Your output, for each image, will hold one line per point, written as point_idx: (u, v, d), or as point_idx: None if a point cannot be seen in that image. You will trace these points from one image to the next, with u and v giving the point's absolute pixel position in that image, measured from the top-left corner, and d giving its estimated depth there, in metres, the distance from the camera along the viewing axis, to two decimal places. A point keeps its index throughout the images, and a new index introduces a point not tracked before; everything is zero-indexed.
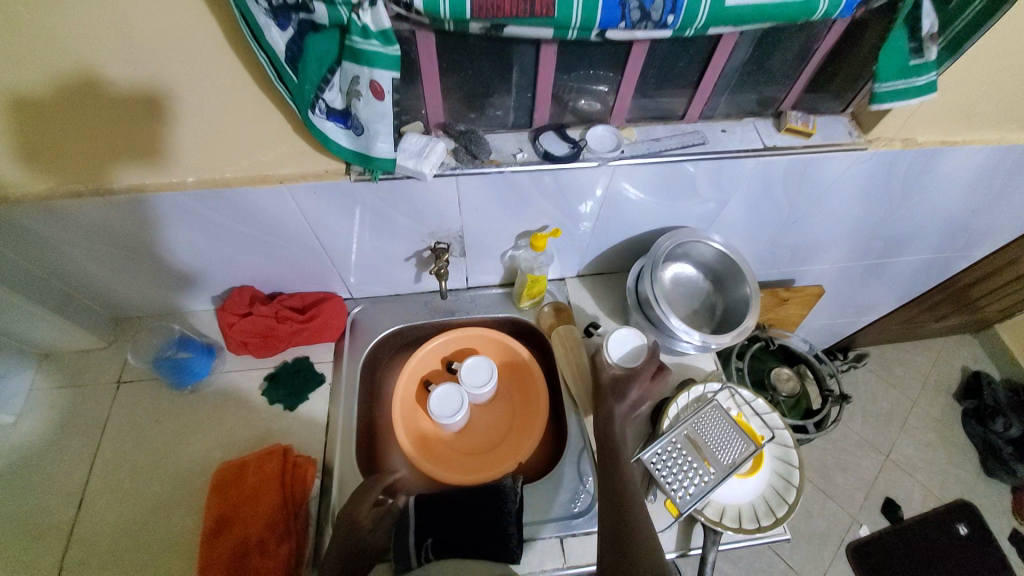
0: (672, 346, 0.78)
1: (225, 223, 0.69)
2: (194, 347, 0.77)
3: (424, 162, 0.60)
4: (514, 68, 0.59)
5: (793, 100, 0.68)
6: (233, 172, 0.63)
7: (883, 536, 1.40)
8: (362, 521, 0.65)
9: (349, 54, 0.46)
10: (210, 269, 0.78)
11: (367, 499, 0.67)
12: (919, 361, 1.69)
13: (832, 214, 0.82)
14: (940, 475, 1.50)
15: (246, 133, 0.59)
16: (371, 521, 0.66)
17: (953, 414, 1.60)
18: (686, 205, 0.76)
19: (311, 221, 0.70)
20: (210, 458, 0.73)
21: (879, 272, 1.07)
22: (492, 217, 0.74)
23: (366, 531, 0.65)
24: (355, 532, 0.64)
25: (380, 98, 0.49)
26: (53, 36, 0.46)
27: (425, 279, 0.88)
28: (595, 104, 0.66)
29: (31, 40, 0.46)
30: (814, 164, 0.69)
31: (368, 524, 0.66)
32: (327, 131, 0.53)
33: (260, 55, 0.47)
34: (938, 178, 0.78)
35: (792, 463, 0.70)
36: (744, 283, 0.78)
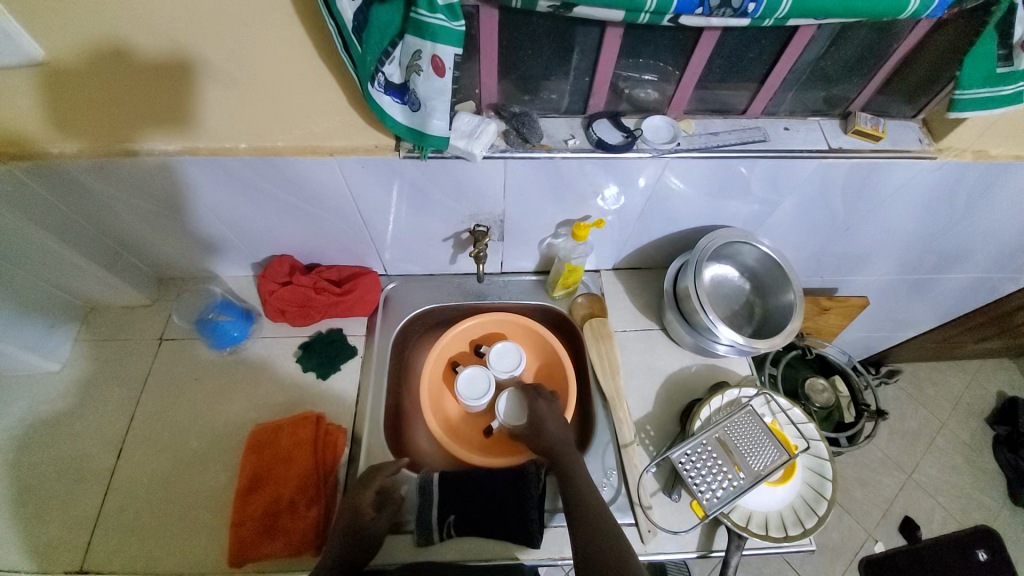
0: (708, 347, 0.76)
1: (271, 191, 0.69)
2: (234, 311, 0.79)
3: (475, 143, 0.59)
4: (574, 50, 0.57)
5: (864, 101, 0.64)
6: (284, 142, 0.63)
7: (897, 554, 1.37)
8: (363, 508, 0.66)
9: (414, 28, 0.45)
10: (254, 236, 0.79)
11: (368, 488, 0.67)
12: (952, 382, 1.63)
13: (887, 224, 0.78)
14: (964, 500, 1.45)
15: (301, 103, 0.58)
16: (373, 510, 0.66)
17: (984, 439, 1.54)
18: (736, 204, 0.73)
19: (354, 195, 0.70)
20: (244, 419, 0.76)
21: (925, 289, 1.02)
22: (535, 203, 0.73)
23: (368, 519, 0.66)
24: (359, 519, 0.65)
25: (440, 75, 0.48)
26: None
27: (460, 260, 0.88)
28: (652, 93, 0.64)
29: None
30: (879, 171, 0.65)
31: (369, 512, 0.66)
32: (383, 106, 0.52)
33: (329, 22, 0.46)
34: (1010, 194, 0.73)
35: (826, 476, 0.68)
36: (789, 289, 0.75)
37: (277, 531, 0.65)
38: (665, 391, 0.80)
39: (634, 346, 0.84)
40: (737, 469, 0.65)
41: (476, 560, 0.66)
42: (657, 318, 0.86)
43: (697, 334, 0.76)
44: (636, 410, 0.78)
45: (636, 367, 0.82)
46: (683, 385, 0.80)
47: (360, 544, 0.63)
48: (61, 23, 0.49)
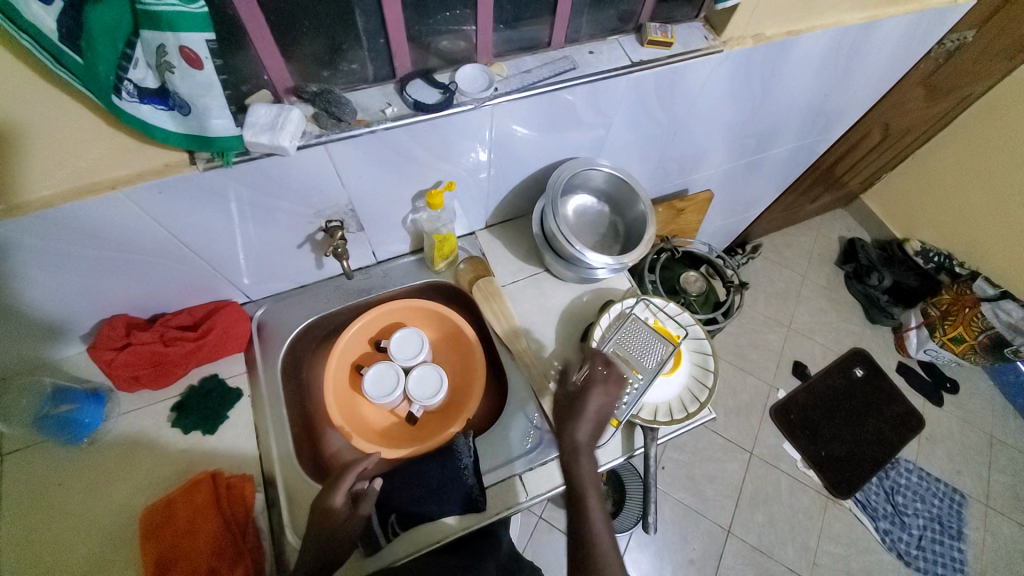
0: (587, 274, 0.80)
1: (64, 249, 0.58)
2: (77, 396, 0.70)
3: (281, 134, 0.53)
4: (356, 13, 0.53)
5: (649, 14, 0.69)
6: (51, 189, 0.52)
7: (797, 394, 1.61)
8: (334, 507, 0.64)
9: (145, 20, 0.39)
10: (68, 307, 0.67)
11: (333, 493, 0.65)
12: (803, 240, 1.90)
13: (707, 120, 0.86)
14: (833, 332, 1.73)
15: (51, 139, 0.49)
16: (346, 507, 0.65)
17: (837, 279, 1.83)
18: (573, 134, 0.76)
19: (171, 226, 0.62)
20: (133, 505, 0.67)
21: (758, 168, 1.16)
22: (380, 182, 0.69)
23: (331, 524, 0.63)
24: (326, 522, 0.63)
25: (198, 67, 0.42)
26: None
27: (327, 263, 0.82)
28: (458, 42, 0.62)
29: None
30: (679, 73, 0.71)
31: (340, 510, 0.64)
32: (144, 117, 0.45)
33: (20, 38, 0.36)
34: (793, 68, 0.83)
35: (706, 352, 0.77)
36: (639, 202, 0.80)
37: None
38: (563, 325, 0.83)
39: (525, 294, 0.85)
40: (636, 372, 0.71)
41: (433, 544, 0.67)
42: (539, 262, 0.89)
43: (573, 266, 0.80)
44: (540, 352, 0.81)
45: (532, 313, 0.84)
46: (577, 315, 0.84)
47: (332, 548, 0.61)
48: None
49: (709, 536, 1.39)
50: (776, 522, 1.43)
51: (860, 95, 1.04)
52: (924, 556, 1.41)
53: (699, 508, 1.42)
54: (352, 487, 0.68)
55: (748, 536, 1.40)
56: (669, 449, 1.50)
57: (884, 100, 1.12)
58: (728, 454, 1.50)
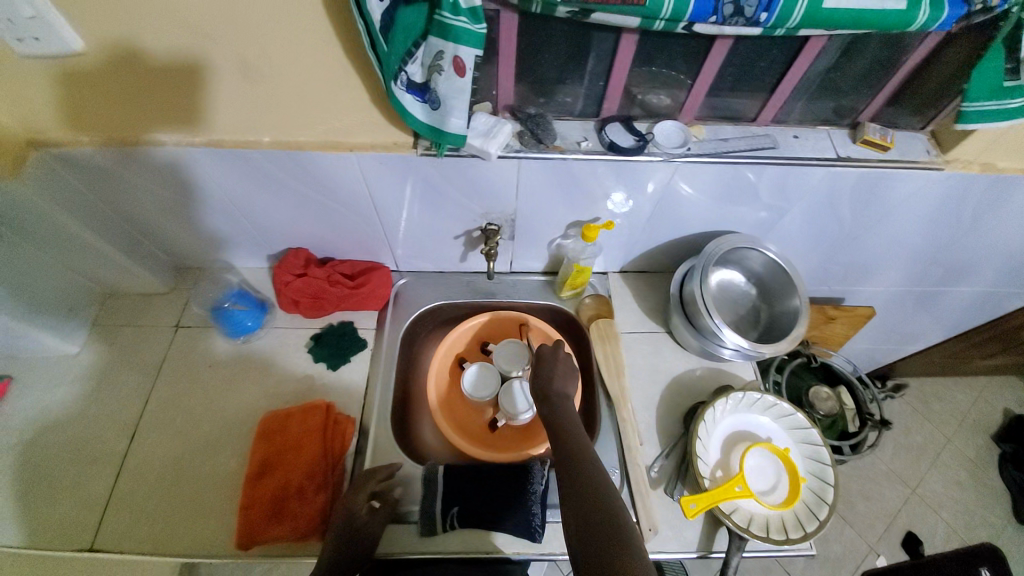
0: (713, 351, 0.77)
1: (293, 185, 0.71)
2: (249, 301, 0.82)
3: (491, 141, 0.61)
4: (590, 54, 0.59)
5: (872, 113, 0.66)
6: (307, 137, 0.65)
7: (903, 566, 1.34)
8: (358, 510, 0.65)
9: (436, 29, 0.47)
10: (272, 229, 0.81)
11: (360, 492, 0.67)
12: (960, 398, 1.62)
13: (895, 235, 0.78)
14: (970, 517, 1.44)
15: (324, 102, 0.61)
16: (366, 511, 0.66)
17: (992, 457, 1.53)
18: (745, 210, 0.74)
19: (371, 189, 0.72)
20: (255, 407, 0.77)
21: (932, 301, 1.03)
22: (545, 203, 0.74)
23: (362, 520, 0.65)
24: (354, 518, 0.65)
25: (460, 74, 0.50)
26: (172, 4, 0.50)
27: (470, 258, 0.89)
28: (665, 99, 0.65)
29: (151, 5, 0.50)
30: (885, 180, 0.66)
31: (363, 513, 0.65)
32: (405, 104, 0.54)
33: (358, 22, 0.47)
34: (1020, 207, 0.73)
35: (828, 481, 0.69)
36: (794, 295, 0.76)
37: (284, 517, 0.66)
38: (669, 391, 0.80)
39: (640, 348, 0.84)
40: (740, 483, 0.67)
41: (481, 553, 0.68)
42: (663, 321, 0.87)
43: (703, 338, 0.77)
44: (640, 411, 0.79)
45: (641, 368, 0.83)
46: (688, 388, 0.81)
47: (355, 543, 0.63)
48: (99, 16, 0.51)
49: None
50: None
51: None
52: None
53: None
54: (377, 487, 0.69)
55: None
56: None
57: None
58: None
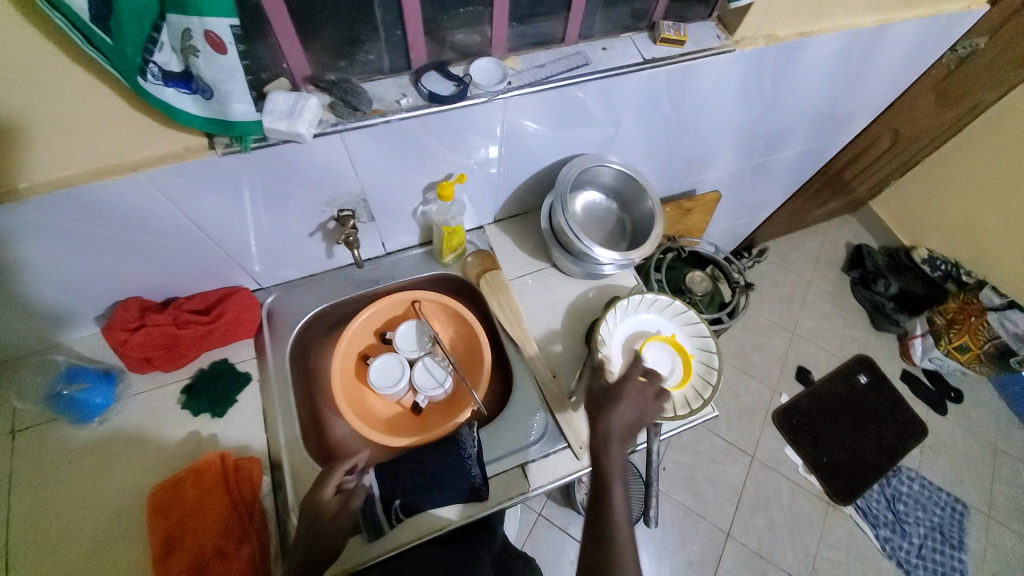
0: (595, 271, 0.81)
1: (85, 230, 0.59)
2: (88, 376, 0.70)
3: (298, 121, 0.54)
4: (374, 3, 0.55)
5: (663, 11, 0.69)
6: (70, 169, 0.53)
7: (802, 399, 1.61)
8: (323, 503, 0.64)
9: (172, 4, 0.41)
10: (85, 287, 0.68)
11: (325, 488, 0.65)
12: (810, 245, 1.90)
13: (717, 119, 0.86)
14: (839, 338, 1.73)
15: (72, 122, 0.50)
16: (333, 502, 0.65)
17: (843, 285, 1.83)
18: (584, 131, 0.76)
19: (186, 210, 0.63)
20: (141, 486, 0.68)
21: (766, 170, 1.16)
22: (389, 173, 0.70)
23: (329, 517, 0.63)
24: (319, 515, 0.63)
25: (222, 52, 0.44)
26: None
27: (337, 252, 0.84)
28: (472, 36, 0.63)
29: None
30: (692, 72, 0.71)
31: (329, 507, 0.64)
32: (168, 100, 0.47)
33: (52, 15, 0.38)
34: (805, 69, 0.83)
35: (711, 350, 0.78)
36: (647, 198, 0.81)
37: None
38: (569, 319, 0.84)
39: (532, 289, 0.86)
40: None
41: (434, 532, 0.68)
42: (547, 258, 0.89)
43: (581, 262, 0.81)
44: (546, 346, 0.82)
45: (537, 307, 0.85)
46: (583, 311, 0.85)
47: (320, 543, 0.61)
48: None
49: (708, 538, 1.39)
50: (777, 526, 1.42)
51: (870, 99, 1.03)
52: (924, 565, 1.41)
53: (700, 510, 1.42)
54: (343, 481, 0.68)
55: (747, 539, 1.40)
56: (670, 450, 1.51)
57: (895, 106, 1.12)
58: (730, 457, 1.50)
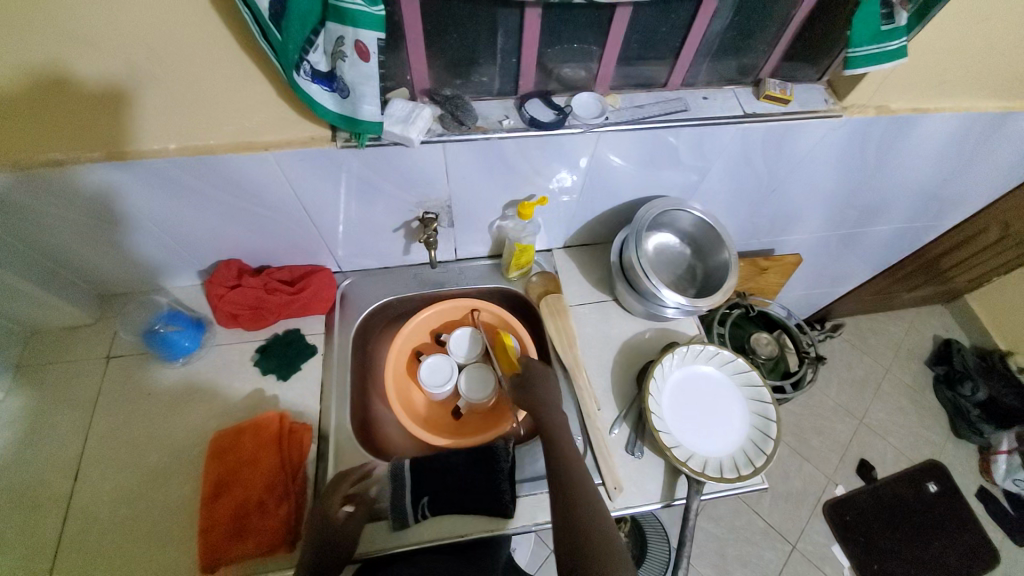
0: (657, 312, 0.81)
1: (213, 194, 0.68)
2: (183, 321, 0.78)
3: (412, 127, 0.60)
4: (498, 31, 0.60)
5: (771, 69, 0.70)
6: (215, 139, 0.62)
7: (857, 494, 1.47)
8: (334, 514, 0.64)
9: (333, 14, 0.47)
10: (199, 242, 0.77)
11: (335, 494, 0.66)
12: (892, 331, 1.76)
13: (810, 182, 0.84)
14: (912, 437, 1.57)
15: (229, 100, 0.58)
16: (345, 514, 0.65)
17: (924, 380, 1.67)
18: (670, 173, 0.77)
19: (296, 189, 0.70)
20: (204, 429, 0.74)
21: (854, 243, 1.11)
22: (477, 185, 0.74)
23: (339, 523, 0.64)
24: (328, 524, 0.63)
25: (365, 59, 0.50)
26: (39, 7, 0.46)
27: (413, 251, 0.89)
28: (579, 71, 0.67)
29: (20, 13, 0.46)
30: (791, 131, 0.71)
31: (339, 517, 0.65)
32: (313, 95, 0.53)
33: (243, 12, 0.46)
34: (913, 145, 0.79)
35: (769, 417, 0.74)
36: (723, 249, 0.81)
37: (246, 533, 0.64)
38: (621, 355, 0.84)
39: (590, 318, 0.87)
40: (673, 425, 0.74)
41: (455, 537, 0.68)
42: (608, 290, 0.90)
43: (645, 301, 0.80)
44: (595, 378, 0.81)
45: (592, 338, 0.85)
46: (638, 349, 0.84)
47: (332, 549, 0.62)
48: None
49: None
50: None
51: (984, 186, 0.97)
52: None
53: None
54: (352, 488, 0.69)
55: None
56: (701, 518, 1.42)
57: (1011, 196, 1.03)
58: (767, 539, 1.39)
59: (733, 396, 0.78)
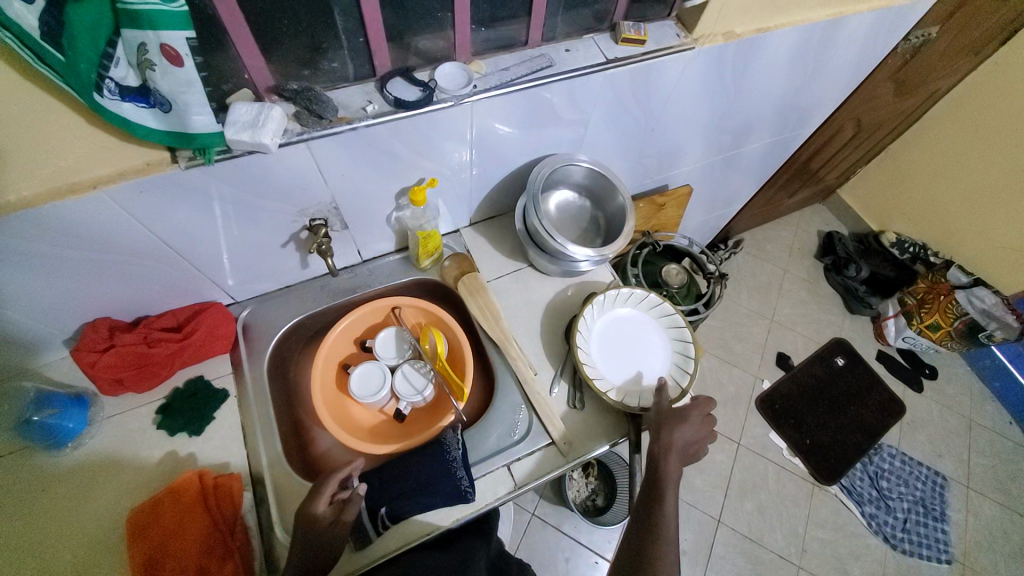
0: (571, 268, 0.82)
1: (49, 252, 0.58)
2: (59, 402, 0.68)
3: (262, 131, 0.53)
4: (335, 12, 0.55)
5: (623, 12, 0.71)
6: (27, 189, 0.51)
7: (782, 384, 1.65)
8: (318, 513, 0.62)
9: (127, 20, 0.41)
10: (51, 309, 0.67)
11: (321, 496, 0.64)
12: (784, 234, 1.95)
13: (683, 115, 0.88)
14: (816, 323, 1.78)
15: (32, 140, 0.49)
16: (329, 513, 0.63)
17: (817, 271, 1.88)
18: (553, 130, 0.77)
19: (151, 226, 0.62)
20: (120, 508, 0.66)
21: (735, 163, 1.19)
22: (359, 180, 0.70)
23: (327, 525, 0.62)
24: (314, 527, 0.62)
25: (178, 63, 0.44)
26: None
27: (312, 262, 0.83)
28: (436, 41, 0.64)
29: None
30: (653, 70, 0.73)
31: (326, 516, 0.62)
32: (126, 115, 0.46)
33: (0, 34, 0.37)
34: (763, 64, 0.85)
35: (687, 340, 0.80)
36: (618, 194, 0.83)
37: None
38: (547, 318, 0.85)
39: (510, 289, 0.87)
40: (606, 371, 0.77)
41: (423, 537, 0.68)
42: (523, 258, 0.90)
43: (558, 260, 0.81)
44: (526, 346, 0.82)
45: (516, 308, 0.85)
46: (562, 308, 0.86)
47: (320, 553, 0.60)
48: None
49: (699, 526, 1.41)
50: (765, 511, 1.45)
51: (830, 90, 1.07)
52: (909, 538, 1.45)
53: (691, 500, 1.44)
54: (337, 492, 0.66)
55: (737, 525, 1.42)
56: None
57: (853, 96, 1.16)
58: (717, 445, 1.53)
59: (653, 330, 0.82)
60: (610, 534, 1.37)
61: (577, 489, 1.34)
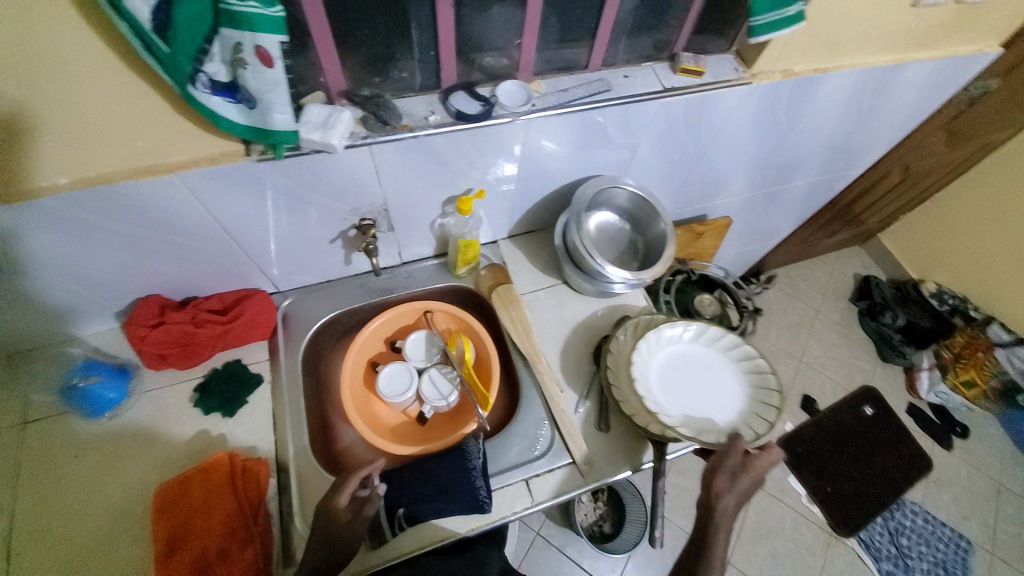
0: (607, 290, 0.82)
1: (120, 227, 0.62)
2: (105, 370, 0.71)
3: (331, 132, 0.57)
4: (411, 25, 0.58)
5: (684, 42, 0.72)
6: (110, 167, 0.56)
7: (805, 428, 1.60)
8: (339, 508, 0.63)
9: (226, 19, 0.43)
10: (111, 281, 0.70)
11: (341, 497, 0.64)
12: (818, 274, 1.91)
13: (731, 148, 0.88)
14: (845, 368, 1.73)
15: (121, 123, 0.52)
16: (348, 509, 0.64)
17: (850, 316, 1.84)
18: (603, 152, 0.79)
19: (214, 212, 0.65)
20: (151, 480, 0.68)
21: (777, 199, 1.18)
22: (411, 185, 0.72)
23: (343, 523, 0.63)
24: (331, 522, 0.62)
25: (268, 64, 0.47)
26: None
27: (355, 259, 0.86)
28: (501, 59, 0.66)
29: None
30: (708, 102, 0.73)
31: (344, 512, 0.63)
32: (213, 107, 0.49)
33: (119, 24, 0.41)
34: (818, 103, 0.85)
35: (771, 387, 0.75)
36: (660, 220, 0.83)
37: None
38: (578, 337, 0.85)
39: (543, 304, 0.88)
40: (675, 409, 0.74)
41: (437, 542, 0.67)
42: (558, 274, 0.91)
43: (593, 280, 0.82)
44: (554, 362, 0.83)
45: (547, 323, 0.86)
46: (593, 328, 0.86)
47: (335, 547, 0.61)
48: None
49: None
50: (777, 556, 1.40)
51: (882, 135, 1.05)
52: None
53: None
54: (358, 489, 0.66)
55: (747, 568, 1.37)
56: (672, 474, 1.49)
57: (905, 142, 1.14)
58: None
59: (731, 372, 0.78)
60: (614, 562, 1.34)
61: (585, 512, 1.32)
